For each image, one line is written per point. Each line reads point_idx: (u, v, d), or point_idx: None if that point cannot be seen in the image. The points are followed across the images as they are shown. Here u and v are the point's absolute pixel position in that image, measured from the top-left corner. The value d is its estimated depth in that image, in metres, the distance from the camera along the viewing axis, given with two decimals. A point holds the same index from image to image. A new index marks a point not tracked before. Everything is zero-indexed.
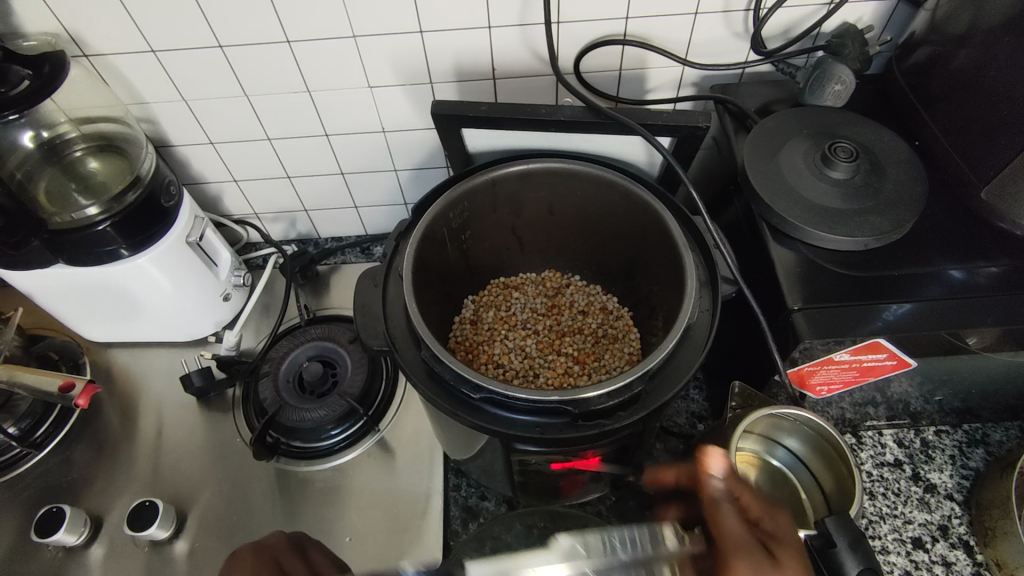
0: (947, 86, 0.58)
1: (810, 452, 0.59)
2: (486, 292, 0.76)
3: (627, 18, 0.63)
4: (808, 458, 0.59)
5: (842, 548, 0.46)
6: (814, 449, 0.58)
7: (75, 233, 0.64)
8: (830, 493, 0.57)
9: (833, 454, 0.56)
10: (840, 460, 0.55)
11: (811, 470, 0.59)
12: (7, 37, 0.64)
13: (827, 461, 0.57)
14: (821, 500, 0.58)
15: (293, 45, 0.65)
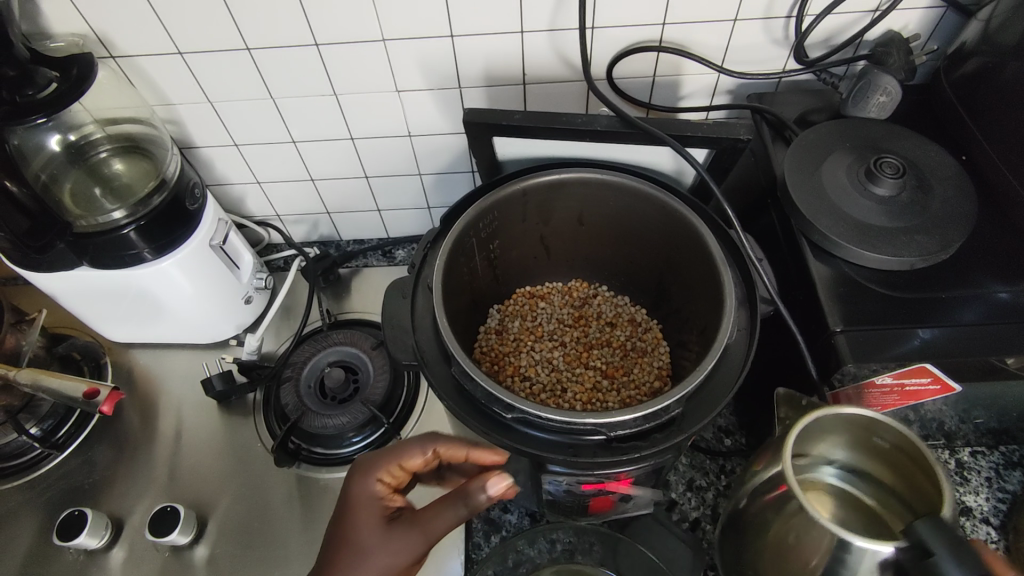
0: (998, 99, 0.56)
1: (868, 455, 0.56)
2: (511, 302, 0.75)
3: (664, 24, 0.61)
4: (868, 464, 0.56)
5: (940, 554, 0.41)
6: (876, 454, 0.55)
7: (100, 237, 0.63)
8: (904, 495, 0.54)
9: (904, 458, 0.53)
10: (916, 467, 0.51)
11: (873, 472, 0.56)
12: (35, 36, 0.63)
13: (894, 465, 0.54)
14: (895, 506, 0.55)
15: (321, 48, 0.64)
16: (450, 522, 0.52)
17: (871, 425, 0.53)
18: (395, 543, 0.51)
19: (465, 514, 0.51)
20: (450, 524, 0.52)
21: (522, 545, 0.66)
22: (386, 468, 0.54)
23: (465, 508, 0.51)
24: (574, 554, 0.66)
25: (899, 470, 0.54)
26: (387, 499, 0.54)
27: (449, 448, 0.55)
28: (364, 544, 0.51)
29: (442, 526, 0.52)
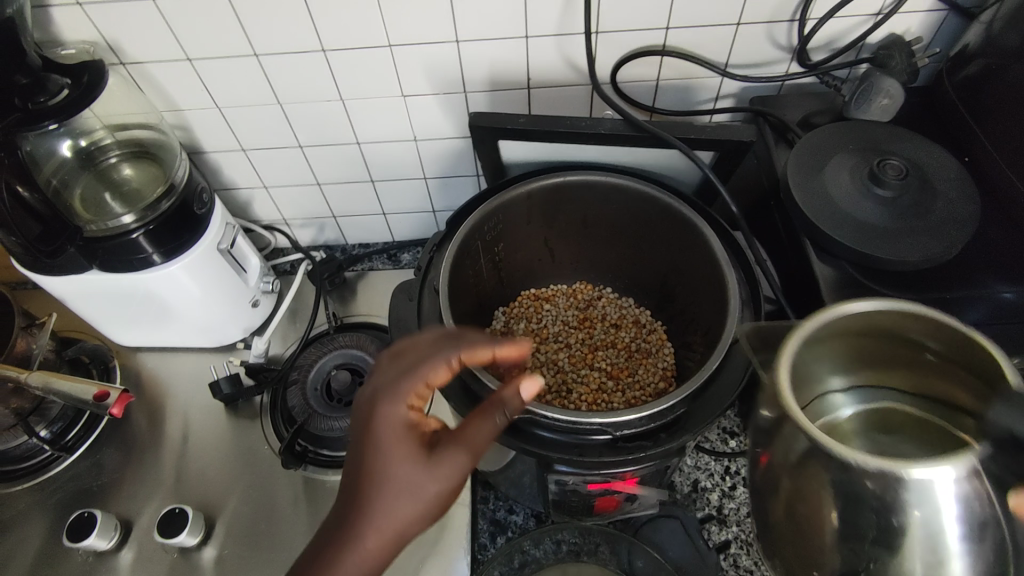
0: (1002, 100, 0.56)
1: (850, 358, 0.41)
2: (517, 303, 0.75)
3: (667, 28, 0.62)
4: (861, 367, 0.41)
5: None
6: (847, 354, 0.41)
7: (110, 241, 0.64)
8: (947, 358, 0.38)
9: (857, 334, 0.40)
10: (855, 336, 0.41)
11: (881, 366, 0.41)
12: (46, 44, 0.64)
13: (863, 349, 0.41)
14: (940, 377, 0.39)
15: (329, 53, 0.65)
16: (494, 431, 0.43)
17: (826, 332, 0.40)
18: (443, 463, 0.41)
19: (506, 418, 0.44)
20: (493, 433, 0.43)
21: (527, 546, 0.66)
22: (414, 388, 0.43)
23: (506, 412, 0.44)
24: (580, 555, 0.66)
25: (903, 369, 0.41)
26: (417, 423, 0.43)
27: (474, 354, 0.45)
28: (391, 467, 0.41)
29: (486, 442, 0.43)
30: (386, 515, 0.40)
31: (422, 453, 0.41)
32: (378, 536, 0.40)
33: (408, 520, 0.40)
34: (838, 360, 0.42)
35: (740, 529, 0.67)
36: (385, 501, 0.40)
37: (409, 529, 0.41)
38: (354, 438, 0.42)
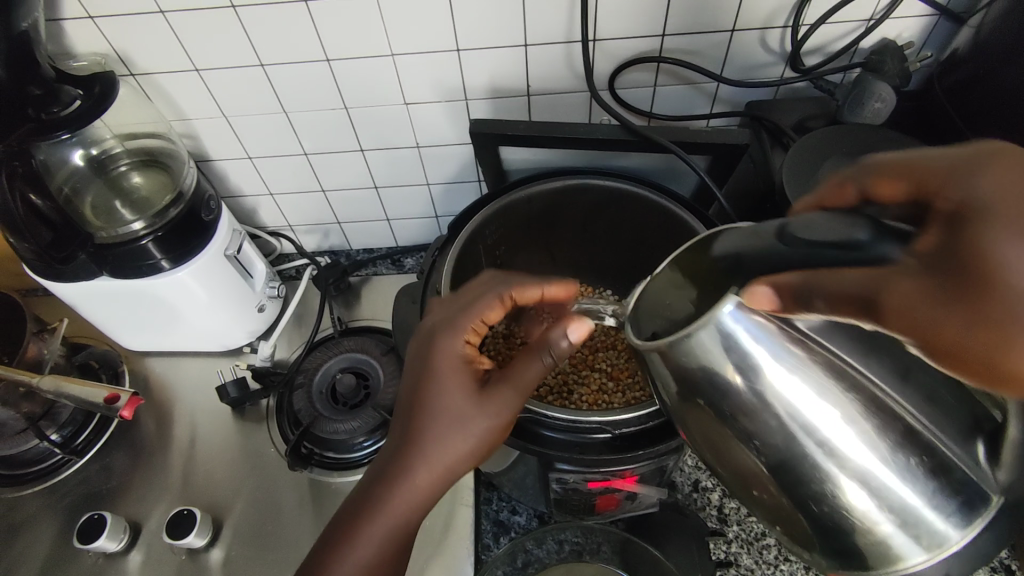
0: (991, 104, 0.57)
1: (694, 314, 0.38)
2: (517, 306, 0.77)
3: (663, 36, 0.63)
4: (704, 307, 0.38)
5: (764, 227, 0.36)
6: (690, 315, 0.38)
7: (121, 248, 0.65)
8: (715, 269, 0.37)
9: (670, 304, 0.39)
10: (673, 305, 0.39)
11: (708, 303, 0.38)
12: (59, 56, 0.66)
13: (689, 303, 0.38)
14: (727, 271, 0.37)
15: (333, 63, 0.66)
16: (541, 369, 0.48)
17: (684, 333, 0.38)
18: (490, 395, 0.47)
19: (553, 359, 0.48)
20: (538, 373, 0.48)
21: (530, 545, 0.67)
22: (469, 327, 0.49)
23: (551, 354, 0.48)
24: (582, 554, 0.67)
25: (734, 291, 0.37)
26: (472, 359, 0.49)
27: (523, 293, 0.51)
28: (446, 402, 0.47)
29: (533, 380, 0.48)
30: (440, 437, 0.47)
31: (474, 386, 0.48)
32: (432, 458, 0.47)
33: (458, 446, 0.47)
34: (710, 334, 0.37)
35: (741, 528, 0.67)
36: (440, 430, 0.47)
37: (458, 457, 0.47)
38: (417, 368, 0.49)
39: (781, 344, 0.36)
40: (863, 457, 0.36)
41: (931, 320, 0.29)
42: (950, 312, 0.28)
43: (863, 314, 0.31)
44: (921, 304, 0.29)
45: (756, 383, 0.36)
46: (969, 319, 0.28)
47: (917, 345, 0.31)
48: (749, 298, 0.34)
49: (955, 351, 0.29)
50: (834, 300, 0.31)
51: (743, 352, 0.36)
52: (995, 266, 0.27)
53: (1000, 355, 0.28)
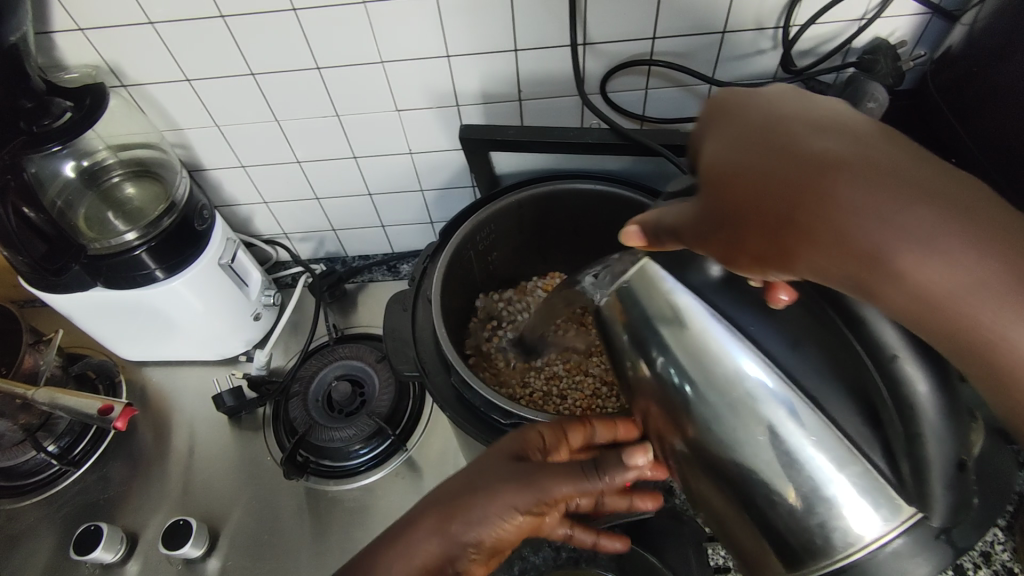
0: (985, 102, 0.57)
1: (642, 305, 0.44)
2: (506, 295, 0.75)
3: (654, 38, 0.63)
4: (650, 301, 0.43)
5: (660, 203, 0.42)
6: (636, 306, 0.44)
7: (114, 258, 0.65)
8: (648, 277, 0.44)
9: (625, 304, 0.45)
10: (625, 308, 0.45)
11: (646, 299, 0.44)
12: (49, 68, 0.66)
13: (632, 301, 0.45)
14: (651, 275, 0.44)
15: (323, 71, 0.66)
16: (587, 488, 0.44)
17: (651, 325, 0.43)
18: (531, 483, 0.43)
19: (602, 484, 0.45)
20: (582, 490, 0.44)
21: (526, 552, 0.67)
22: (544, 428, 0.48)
23: (598, 471, 0.44)
24: (579, 562, 0.66)
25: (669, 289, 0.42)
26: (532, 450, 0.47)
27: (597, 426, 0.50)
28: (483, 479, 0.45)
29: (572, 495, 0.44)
30: (467, 511, 0.43)
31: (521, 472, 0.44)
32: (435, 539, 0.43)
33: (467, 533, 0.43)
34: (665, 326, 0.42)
35: None
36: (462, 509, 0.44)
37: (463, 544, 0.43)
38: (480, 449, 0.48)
39: (697, 302, 0.41)
40: (779, 420, 0.38)
41: (706, 232, 0.35)
42: (707, 222, 0.34)
43: (676, 241, 0.37)
44: (696, 216, 0.35)
45: (688, 355, 0.41)
46: (721, 223, 0.33)
47: (718, 260, 0.35)
48: (624, 239, 0.41)
49: (737, 254, 0.34)
50: (653, 232, 0.38)
51: (659, 307, 0.43)
52: (712, 169, 0.34)
53: (751, 246, 0.32)
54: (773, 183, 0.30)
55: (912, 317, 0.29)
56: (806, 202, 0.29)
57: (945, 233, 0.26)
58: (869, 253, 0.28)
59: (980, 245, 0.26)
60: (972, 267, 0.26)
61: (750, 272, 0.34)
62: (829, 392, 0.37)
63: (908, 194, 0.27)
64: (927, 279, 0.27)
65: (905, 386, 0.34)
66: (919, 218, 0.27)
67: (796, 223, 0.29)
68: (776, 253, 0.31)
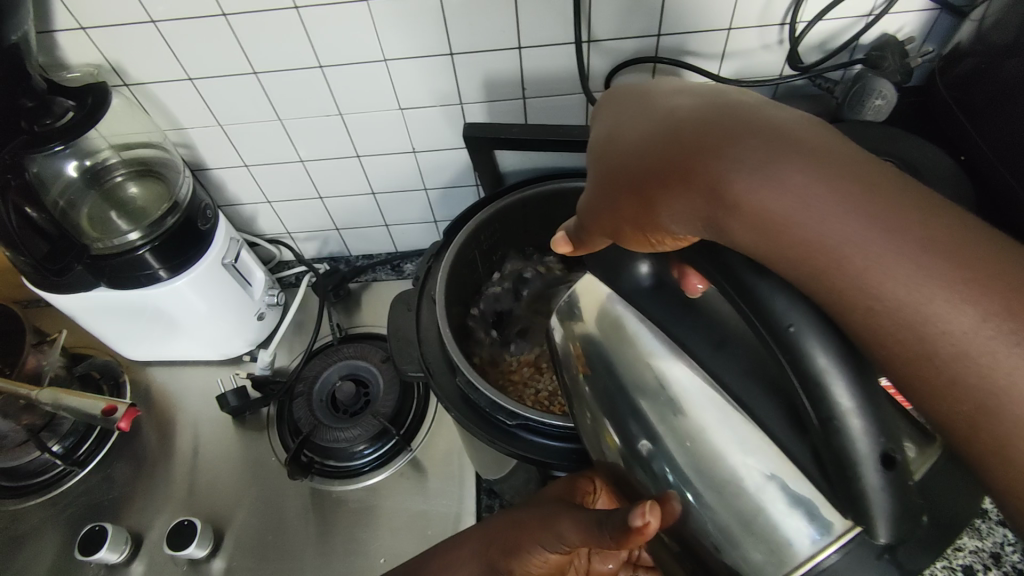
0: (994, 98, 0.56)
1: (614, 367, 0.42)
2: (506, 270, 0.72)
3: (659, 35, 0.62)
4: (625, 368, 0.41)
5: None
6: (611, 371, 0.42)
7: (117, 258, 0.65)
8: (616, 331, 0.42)
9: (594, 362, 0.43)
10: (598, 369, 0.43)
11: (615, 355, 0.42)
12: (52, 68, 0.65)
13: (604, 359, 0.42)
14: (619, 327, 0.42)
15: (326, 69, 0.66)
16: (600, 541, 0.41)
17: (633, 403, 0.40)
18: (560, 524, 0.45)
19: (610, 541, 0.39)
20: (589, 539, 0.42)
21: None
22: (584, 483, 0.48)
23: (596, 526, 0.40)
24: None
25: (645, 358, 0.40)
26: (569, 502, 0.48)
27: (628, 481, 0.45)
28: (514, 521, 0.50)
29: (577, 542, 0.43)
30: (511, 541, 0.49)
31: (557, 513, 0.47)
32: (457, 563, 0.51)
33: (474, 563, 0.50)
34: (648, 404, 0.39)
35: None
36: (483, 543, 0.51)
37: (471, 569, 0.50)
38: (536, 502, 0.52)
39: (638, 320, 0.41)
40: (710, 431, 0.37)
41: (595, 214, 0.36)
42: (597, 206, 0.35)
43: (581, 232, 0.38)
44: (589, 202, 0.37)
45: (670, 427, 0.38)
46: (605, 198, 0.34)
47: (614, 239, 0.37)
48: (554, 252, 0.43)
49: (626, 227, 0.34)
50: (569, 234, 0.40)
51: (637, 377, 0.40)
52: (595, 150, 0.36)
53: (634, 216, 0.33)
54: (633, 149, 0.32)
55: (777, 257, 0.28)
56: (656, 153, 0.31)
57: (778, 162, 0.27)
58: (710, 186, 0.28)
59: (812, 166, 0.27)
60: (808, 189, 0.26)
61: (641, 245, 0.35)
62: (753, 390, 0.35)
63: (744, 129, 0.28)
64: (771, 205, 0.27)
65: (804, 361, 0.30)
66: (749, 148, 0.28)
67: (651, 176, 0.31)
68: (652, 215, 0.32)
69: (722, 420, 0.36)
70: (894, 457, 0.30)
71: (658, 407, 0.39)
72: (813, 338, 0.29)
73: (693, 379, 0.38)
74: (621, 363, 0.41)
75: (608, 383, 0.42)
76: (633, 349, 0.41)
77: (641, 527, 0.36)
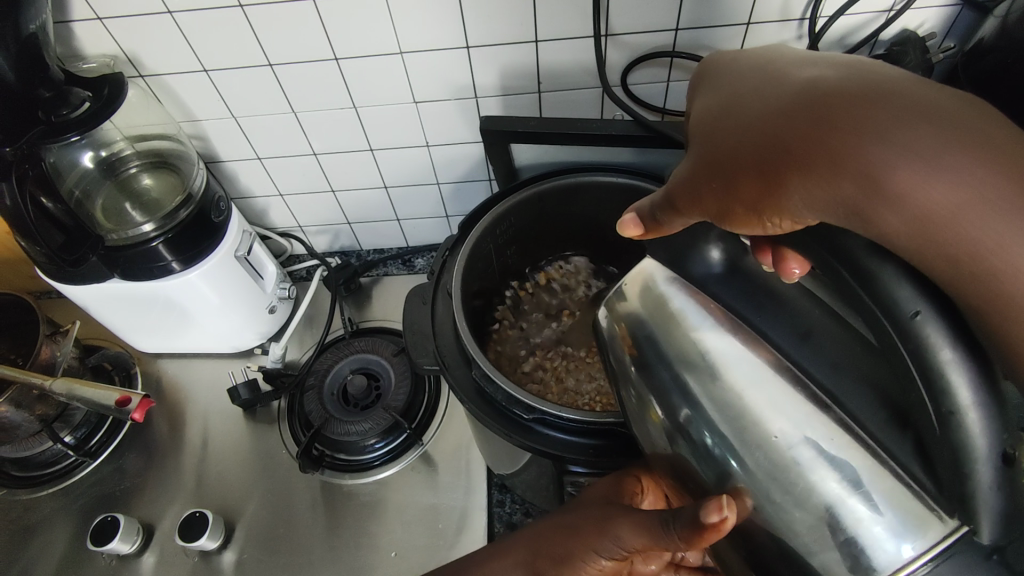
0: (1020, 94, 0.55)
1: (653, 334, 0.42)
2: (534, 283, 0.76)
3: (677, 29, 0.62)
4: (663, 335, 0.41)
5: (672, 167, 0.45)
6: (648, 337, 0.42)
7: (131, 250, 0.65)
8: (657, 302, 0.42)
9: (632, 332, 0.43)
10: (635, 337, 0.43)
11: (653, 325, 0.42)
12: (68, 59, 0.65)
13: (642, 327, 0.42)
14: (660, 301, 0.42)
15: (341, 62, 0.65)
16: (665, 540, 0.41)
17: (673, 369, 0.40)
18: (620, 525, 0.45)
19: (678, 540, 0.40)
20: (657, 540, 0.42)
21: None
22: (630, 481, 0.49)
23: (671, 528, 0.40)
24: None
25: (686, 327, 0.40)
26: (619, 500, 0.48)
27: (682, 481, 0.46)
28: (559, 523, 0.49)
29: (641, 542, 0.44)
30: (562, 551, 0.47)
31: (609, 514, 0.46)
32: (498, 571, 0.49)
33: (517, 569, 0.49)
34: (690, 370, 0.39)
35: None
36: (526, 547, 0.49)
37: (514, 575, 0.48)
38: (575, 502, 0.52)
39: (687, 300, 0.41)
40: (763, 417, 0.36)
41: (705, 187, 0.36)
42: (707, 184, 0.36)
43: (677, 210, 0.39)
44: (696, 175, 0.37)
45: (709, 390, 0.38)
46: (721, 180, 0.35)
47: (715, 218, 0.37)
48: (621, 230, 0.43)
49: (738, 209, 0.35)
50: (656, 210, 0.40)
51: (678, 343, 0.40)
52: (711, 129, 0.36)
53: (755, 198, 0.34)
54: (767, 127, 0.32)
55: (910, 247, 0.28)
56: (805, 131, 0.30)
57: (934, 147, 0.27)
58: (865, 173, 0.28)
59: (985, 159, 0.26)
60: (971, 184, 0.26)
61: (744, 225, 0.36)
62: (844, 380, 0.36)
63: (899, 112, 0.28)
64: (930, 199, 0.27)
65: (927, 353, 0.29)
66: (908, 131, 0.27)
67: (796, 155, 0.31)
68: (778, 196, 0.32)
69: (773, 404, 0.36)
70: (1013, 455, 0.29)
71: (701, 376, 0.39)
72: (937, 326, 0.29)
73: (752, 365, 0.38)
74: (660, 333, 0.41)
75: (654, 368, 0.41)
76: (674, 323, 0.41)
77: (719, 522, 0.36)
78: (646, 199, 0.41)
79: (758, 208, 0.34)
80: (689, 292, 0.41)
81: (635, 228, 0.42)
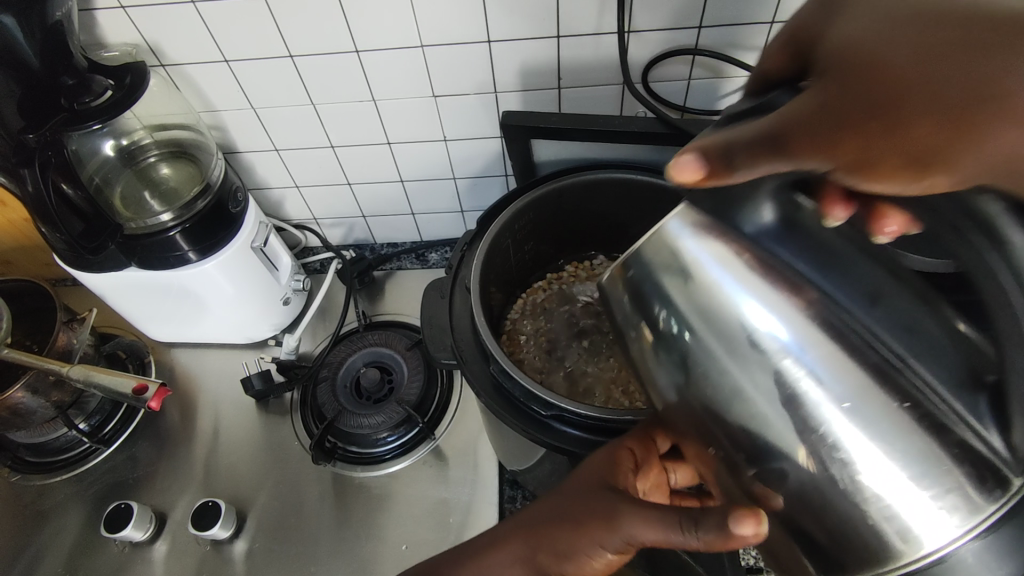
0: None
1: (667, 287, 0.38)
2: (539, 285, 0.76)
3: (699, 27, 0.62)
4: (678, 287, 0.38)
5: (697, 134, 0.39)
6: (662, 293, 0.39)
7: (149, 238, 0.65)
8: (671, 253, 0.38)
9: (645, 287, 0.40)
10: (647, 291, 0.39)
11: (666, 277, 0.38)
12: (91, 47, 0.66)
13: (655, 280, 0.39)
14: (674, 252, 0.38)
15: (361, 54, 0.65)
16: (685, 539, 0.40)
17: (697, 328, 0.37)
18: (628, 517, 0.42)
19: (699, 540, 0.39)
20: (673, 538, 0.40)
21: None
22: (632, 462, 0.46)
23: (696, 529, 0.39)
24: None
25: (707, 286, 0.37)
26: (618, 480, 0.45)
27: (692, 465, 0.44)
28: (552, 510, 0.45)
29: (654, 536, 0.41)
30: (566, 545, 0.43)
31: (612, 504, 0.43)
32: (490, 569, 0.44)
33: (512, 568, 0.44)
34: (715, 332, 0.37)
35: None
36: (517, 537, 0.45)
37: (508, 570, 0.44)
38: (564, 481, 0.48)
39: (714, 258, 0.37)
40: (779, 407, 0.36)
41: (849, 127, 0.29)
42: (854, 125, 0.29)
43: (786, 152, 0.30)
44: (808, 113, 0.29)
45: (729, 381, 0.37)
46: (882, 119, 0.28)
47: (839, 166, 0.30)
48: (676, 174, 0.33)
49: (887, 157, 0.29)
50: (746, 150, 0.31)
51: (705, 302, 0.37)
52: (862, 55, 0.29)
53: (928, 144, 0.27)
54: (974, 55, 0.26)
55: None
56: None
57: None
58: None
59: None
60: None
61: (875, 177, 0.30)
62: None
63: None
64: None
65: None
66: None
67: (1016, 96, 0.26)
68: (961, 143, 0.27)
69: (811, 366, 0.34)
70: None
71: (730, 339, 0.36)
72: None
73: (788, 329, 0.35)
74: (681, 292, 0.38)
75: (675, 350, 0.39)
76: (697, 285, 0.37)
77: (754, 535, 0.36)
78: (717, 137, 0.33)
79: (919, 162, 0.28)
80: (712, 241, 0.37)
81: (693, 172, 0.33)
